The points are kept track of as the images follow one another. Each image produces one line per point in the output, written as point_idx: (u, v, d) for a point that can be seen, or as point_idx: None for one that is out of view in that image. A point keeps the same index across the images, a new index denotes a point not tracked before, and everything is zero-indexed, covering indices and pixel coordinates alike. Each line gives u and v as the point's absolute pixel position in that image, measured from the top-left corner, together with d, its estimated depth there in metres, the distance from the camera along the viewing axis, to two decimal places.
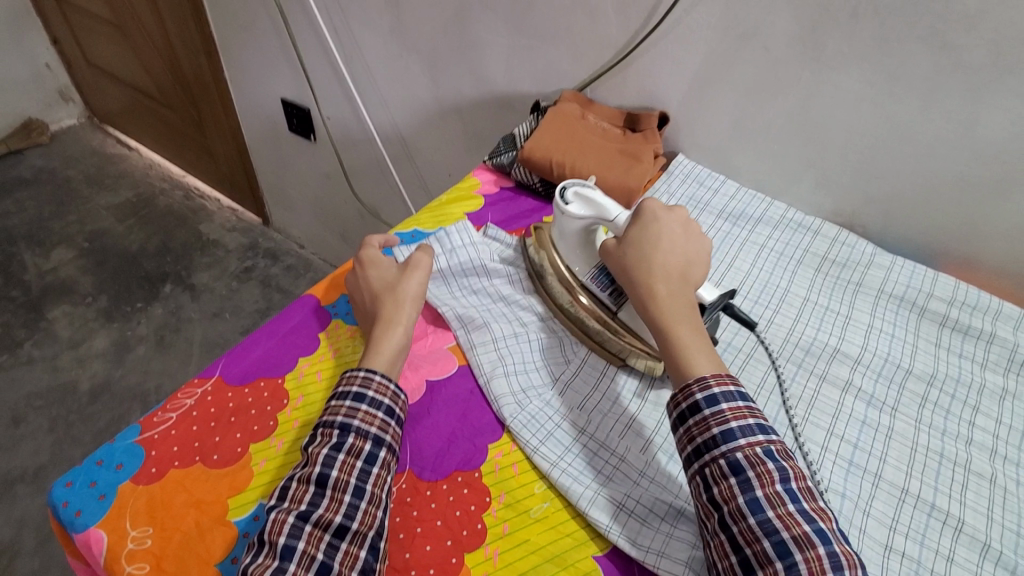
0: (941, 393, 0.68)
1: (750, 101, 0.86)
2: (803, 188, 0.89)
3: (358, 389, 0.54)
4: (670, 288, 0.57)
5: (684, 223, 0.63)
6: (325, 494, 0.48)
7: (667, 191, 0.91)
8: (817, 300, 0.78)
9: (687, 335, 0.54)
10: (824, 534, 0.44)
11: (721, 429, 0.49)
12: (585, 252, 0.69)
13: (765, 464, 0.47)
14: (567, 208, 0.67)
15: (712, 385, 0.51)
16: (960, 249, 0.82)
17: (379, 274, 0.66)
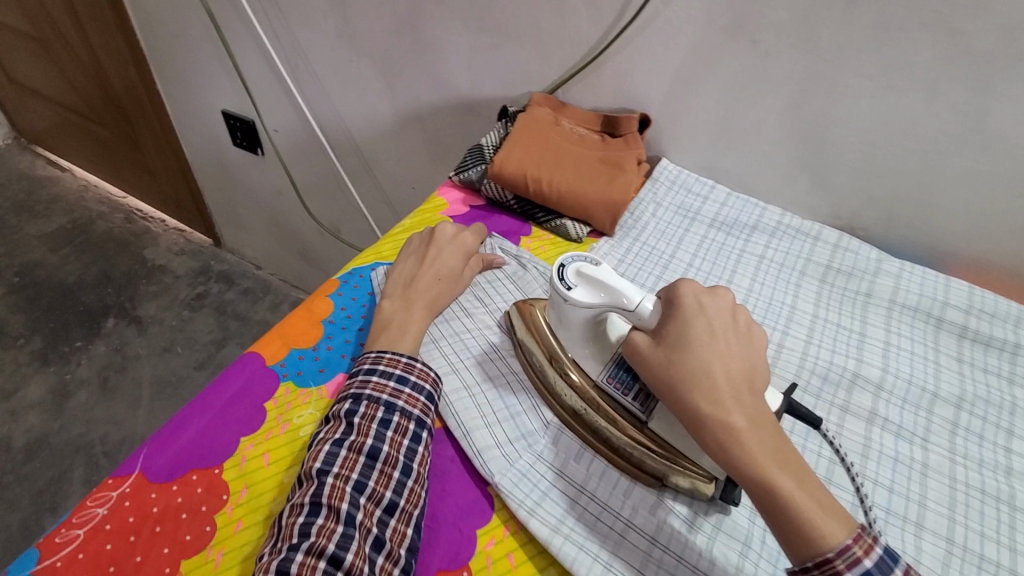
0: (973, 416, 0.61)
1: (738, 99, 0.78)
2: (799, 191, 0.82)
3: (414, 442, 0.50)
4: (748, 415, 0.44)
5: (732, 313, 0.49)
6: (378, 564, 0.44)
7: (654, 201, 0.83)
8: (827, 317, 0.70)
9: (791, 483, 0.41)
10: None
11: (839, 550, 0.39)
12: (596, 344, 0.55)
13: (886, 566, 0.40)
14: (569, 295, 0.53)
15: (861, 556, 0.39)
16: (969, 250, 0.76)
17: (450, 254, 0.65)
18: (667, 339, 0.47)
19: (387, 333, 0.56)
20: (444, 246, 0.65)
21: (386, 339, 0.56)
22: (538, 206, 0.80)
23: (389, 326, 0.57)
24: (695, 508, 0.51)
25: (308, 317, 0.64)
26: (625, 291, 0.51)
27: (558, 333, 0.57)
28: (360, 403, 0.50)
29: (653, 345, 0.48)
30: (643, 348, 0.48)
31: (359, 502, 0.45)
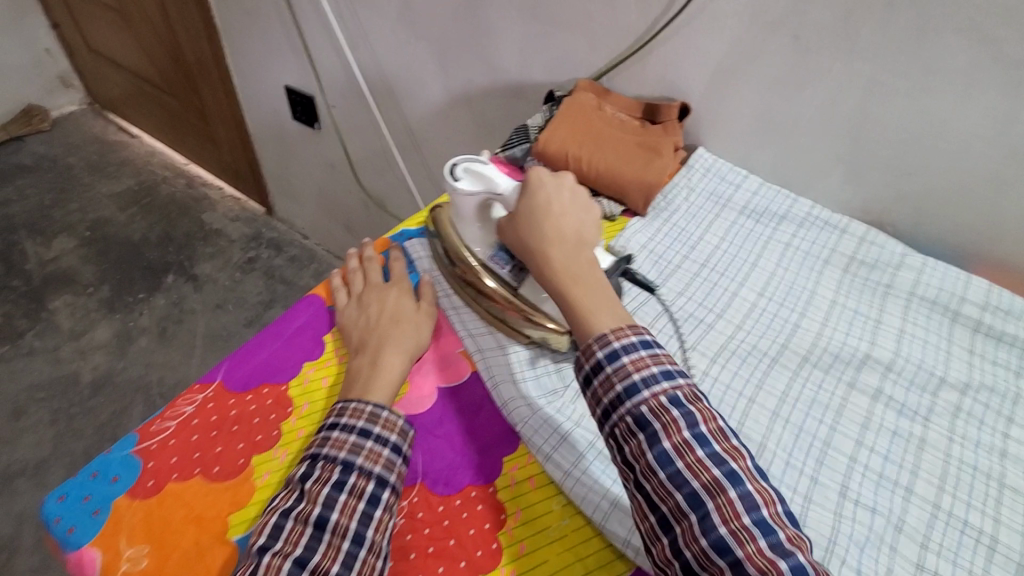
0: (974, 401, 0.65)
1: (775, 93, 0.82)
2: (830, 185, 0.85)
3: (397, 440, 0.51)
4: (565, 253, 0.55)
5: (571, 188, 0.59)
6: (359, 556, 0.44)
7: (687, 186, 0.87)
8: (845, 303, 0.74)
9: (582, 295, 0.52)
10: (751, 492, 0.43)
11: (626, 389, 0.47)
12: (484, 230, 0.65)
13: (664, 412, 0.45)
14: (458, 183, 0.62)
15: (612, 341, 0.49)
16: (996, 251, 0.78)
17: (397, 298, 0.63)
18: (517, 208, 0.58)
19: (356, 386, 0.55)
20: (383, 293, 0.64)
21: (357, 390, 0.54)
22: (577, 184, 0.86)
23: (357, 380, 0.55)
24: None
25: None
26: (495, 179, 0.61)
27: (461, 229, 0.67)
28: (341, 415, 0.51)
29: (508, 219, 0.60)
30: (504, 226, 0.59)
31: (338, 498, 0.46)
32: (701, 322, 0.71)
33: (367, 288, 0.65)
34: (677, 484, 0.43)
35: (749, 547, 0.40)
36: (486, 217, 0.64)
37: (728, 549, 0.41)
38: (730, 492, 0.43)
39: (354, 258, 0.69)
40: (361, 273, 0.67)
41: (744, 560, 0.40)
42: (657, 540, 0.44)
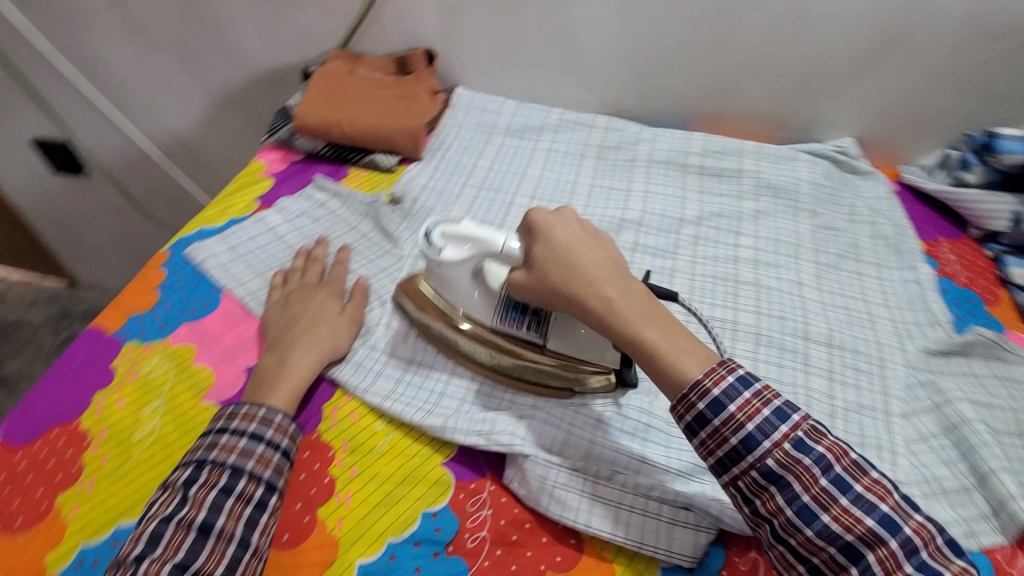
0: (708, 230, 0.79)
1: (497, 19, 0.90)
2: (570, 89, 0.96)
3: (256, 428, 0.50)
4: (618, 289, 0.50)
5: (579, 220, 0.54)
6: (207, 543, 0.44)
7: (456, 125, 0.95)
8: (601, 183, 0.86)
9: (658, 336, 0.47)
10: (845, 478, 0.42)
11: (711, 409, 0.44)
12: (482, 291, 0.59)
13: (770, 429, 0.43)
14: (444, 257, 0.58)
15: (710, 387, 0.45)
16: (706, 107, 0.93)
17: (322, 300, 0.64)
18: (531, 258, 0.52)
19: (263, 388, 0.55)
20: (309, 294, 0.65)
21: (263, 394, 0.54)
22: (349, 147, 0.88)
23: (264, 381, 0.56)
24: None
25: (143, 288, 0.69)
26: (486, 237, 0.56)
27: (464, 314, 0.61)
28: (229, 418, 0.51)
29: (524, 269, 0.54)
30: (519, 278, 0.54)
31: (188, 493, 0.46)
32: None
33: (298, 286, 0.66)
34: (770, 479, 0.43)
35: (880, 550, 0.40)
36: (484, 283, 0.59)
37: (815, 517, 0.41)
38: (839, 495, 0.41)
39: (298, 256, 0.71)
40: (299, 272, 0.69)
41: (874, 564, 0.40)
42: (753, 520, 0.45)
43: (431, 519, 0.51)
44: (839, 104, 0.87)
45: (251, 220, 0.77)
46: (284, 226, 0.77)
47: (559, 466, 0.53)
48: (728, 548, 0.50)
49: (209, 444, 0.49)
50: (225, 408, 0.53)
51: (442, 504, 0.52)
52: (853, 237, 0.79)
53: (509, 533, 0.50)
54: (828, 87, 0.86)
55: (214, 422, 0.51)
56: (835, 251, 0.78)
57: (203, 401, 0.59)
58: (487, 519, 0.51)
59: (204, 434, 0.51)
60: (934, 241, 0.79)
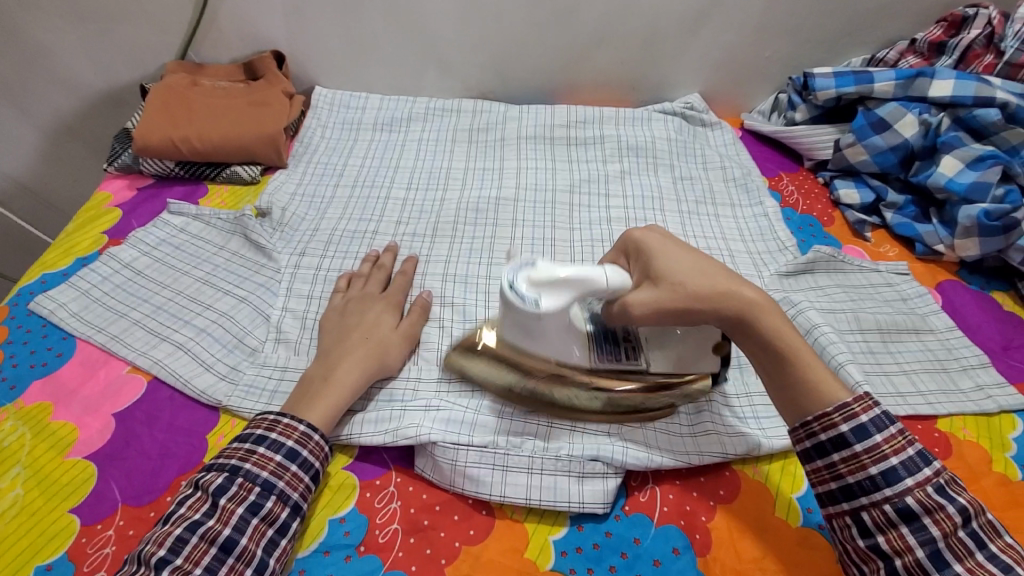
0: (579, 195, 0.84)
1: (344, 14, 0.87)
2: (433, 77, 0.96)
3: (294, 445, 0.49)
4: (754, 291, 0.46)
5: (674, 235, 0.50)
6: (227, 562, 0.43)
7: (320, 125, 0.92)
8: (476, 165, 0.88)
9: (808, 356, 0.45)
10: (981, 534, 0.40)
11: (855, 433, 0.43)
12: (571, 338, 0.50)
13: (915, 467, 0.42)
14: (540, 308, 0.45)
15: (860, 413, 0.43)
16: (564, 81, 0.96)
17: (379, 314, 0.62)
18: (651, 272, 0.46)
19: (305, 401, 0.53)
20: (367, 305, 0.63)
21: (302, 410, 0.53)
22: (204, 164, 0.83)
23: (308, 393, 0.54)
24: None
25: None
26: (585, 275, 0.44)
27: (534, 350, 0.51)
28: (272, 428, 0.50)
29: (644, 286, 0.46)
30: (639, 299, 0.45)
31: (218, 505, 0.45)
32: (366, 234, 0.77)
33: (360, 294, 0.65)
34: (901, 518, 0.42)
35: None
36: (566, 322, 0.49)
37: (945, 564, 0.40)
38: (976, 549, 0.40)
39: (365, 262, 0.70)
40: (364, 277, 0.68)
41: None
42: (863, 554, 0.43)
43: (338, 523, 0.50)
44: (680, 63, 0.94)
45: (101, 257, 0.71)
46: (141, 257, 0.72)
47: (469, 447, 0.53)
48: (628, 486, 0.54)
49: (247, 453, 0.48)
50: (256, 420, 0.51)
51: (348, 507, 0.51)
52: (708, 183, 0.86)
53: (420, 520, 0.51)
54: (668, 48, 0.92)
55: (256, 429, 0.50)
56: (695, 198, 0.84)
57: (68, 457, 0.53)
58: (397, 512, 0.51)
59: (238, 441, 0.49)
60: (776, 176, 0.88)
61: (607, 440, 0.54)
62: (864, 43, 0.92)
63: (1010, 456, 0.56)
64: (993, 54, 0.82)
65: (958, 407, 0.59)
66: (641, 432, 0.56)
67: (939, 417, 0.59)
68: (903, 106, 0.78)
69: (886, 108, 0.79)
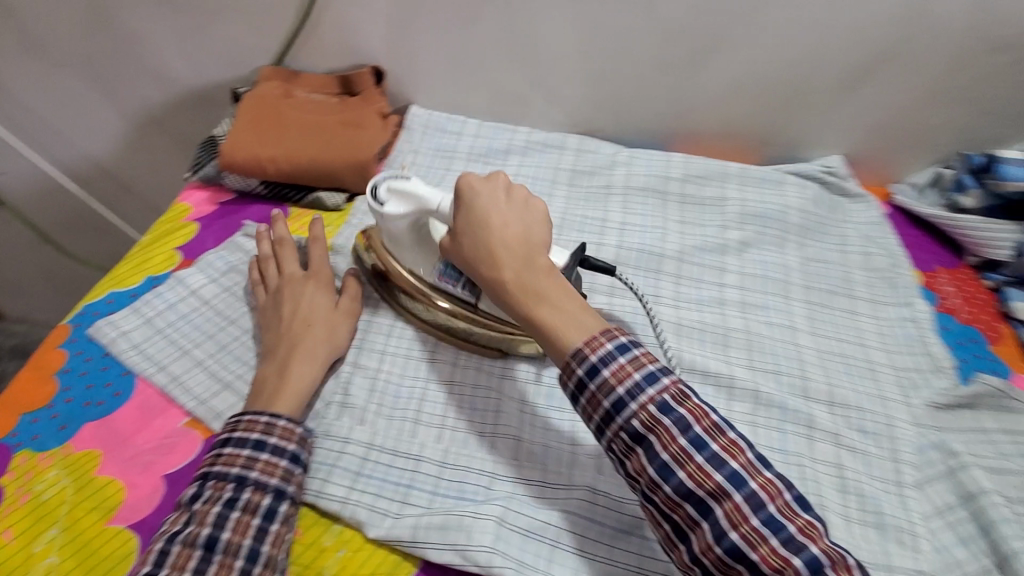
0: (690, 267, 0.73)
1: (453, 32, 0.80)
2: (538, 108, 0.87)
3: (258, 437, 0.49)
4: (515, 267, 0.50)
5: (507, 187, 0.55)
6: (213, 560, 0.43)
7: (411, 150, 0.86)
8: (575, 215, 0.79)
9: (546, 311, 0.48)
10: (703, 437, 0.41)
11: (619, 410, 0.43)
12: (421, 251, 0.61)
13: (637, 391, 0.43)
14: (385, 210, 0.58)
15: (587, 354, 0.45)
16: (684, 126, 0.85)
17: (312, 297, 0.61)
18: (461, 218, 0.54)
19: (267, 397, 0.53)
20: (299, 290, 0.61)
21: (279, 402, 0.52)
22: (289, 185, 0.78)
23: (265, 389, 0.54)
24: (475, 417, 0.57)
25: (40, 375, 0.58)
26: (424, 195, 0.57)
27: (396, 252, 0.63)
28: (234, 428, 0.50)
29: (450, 233, 0.55)
30: (445, 242, 0.55)
31: (193, 510, 0.45)
32: None
33: (282, 281, 0.62)
34: (636, 441, 0.43)
35: (762, 548, 0.39)
36: (423, 234, 0.60)
37: (671, 473, 0.41)
38: (698, 454, 0.41)
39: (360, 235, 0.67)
40: (274, 262, 0.65)
41: (721, 517, 0.40)
42: (629, 482, 0.45)
43: None
44: (826, 121, 0.81)
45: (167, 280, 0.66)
46: (210, 282, 0.66)
47: None
48: None
49: (216, 456, 0.48)
50: (226, 423, 0.51)
51: None
52: (845, 269, 0.73)
53: None
54: (815, 103, 0.79)
55: (224, 431, 0.50)
56: (827, 286, 0.72)
57: (110, 524, 0.49)
58: None
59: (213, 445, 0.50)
60: (931, 270, 0.74)
61: None
62: None
63: None
64: None
65: None
66: None
67: None
68: None
69: None
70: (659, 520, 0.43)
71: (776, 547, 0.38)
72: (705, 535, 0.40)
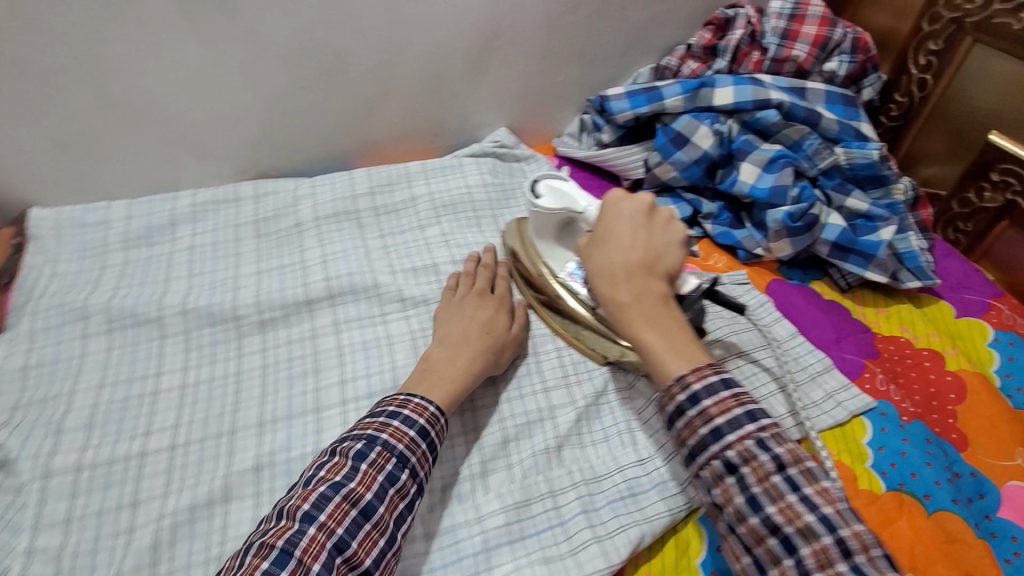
0: (404, 273, 0.72)
1: (35, 114, 0.67)
2: (192, 167, 0.78)
3: (426, 423, 0.51)
4: (631, 289, 0.50)
5: (653, 205, 0.55)
6: (365, 526, 0.44)
7: (48, 262, 0.70)
8: (270, 266, 0.72)
9: (653, 335, 0.47)
10: (798, 478, 0.40)
11: (712, 435, 0.42)
12: (564, 244, 0.66)
13: (738, 425, 0.42)
14: (540, 202, 0.62)
15: (693, 381, 0.44)
16: (356, 142, 0.84)
17: (489, 300, 0.64)
18: (597, 232, 0.55)
19: (423, 383, 0.55)
20: (483, 277, 0.67)
21: (427, 387, 0.55)
22: None
23: (424, 374, 0.56)
24: (197, 542, 0.51)
25: None
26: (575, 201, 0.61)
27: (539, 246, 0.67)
28: (404, 404, 0.52)
29: (587, 238, 0.56)
30: (580, 245, 0.56)
31: (357, 470, 0.46)
32: (144, 394, 0.60)
33: (474, 273, 0.67)
34: (728, 469, 0.42)
35: (814, 544, 0.38)
36: (569, 233, 0.65)
37: (760, 507, 0.40)
38: (789, 491, 0.40)
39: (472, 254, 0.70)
40: (469, 273, 0.67)
41: (808, 557, 0.38)
42: (711, 508, 0.43)
43: None
44: (478, 101, 0.87)
45: None
46: None
47: None
48: None
49: (382, 425, 0.50)
50: (392, 398, 0.53)
51: None
52: None
53: None
54: (460, 88, 0.84)
55: (388, 406, 0.52)
56: None
57: None
58: None
59: (372, 415, 0.51)
60: None
61: None
62: (647, 53, 0.91)
63: (870, 467, 0.55)
64: (758, 50, 0.83)
65: (815, 424, 0.58)
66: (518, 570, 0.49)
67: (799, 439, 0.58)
68: (695, 118, 0.76)
69: (681, 121, 0.77)
70: (738, 554, 0.41)
71: (828, 545, 0.38)
72: (757, 530, 0.40)
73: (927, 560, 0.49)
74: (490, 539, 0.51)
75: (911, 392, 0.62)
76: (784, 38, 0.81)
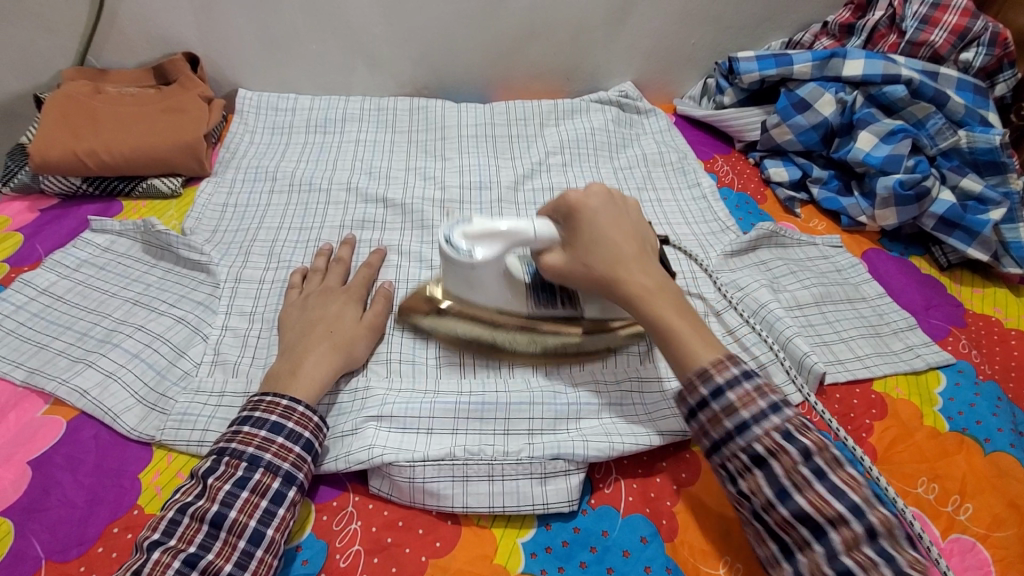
0: (525, 191, 0.82)
1: (258, 10, 0.83)
2: (363, 76, 0.92)
3: (278, 418, 0.49)
4: (643, 275, 0.50)
5: (623, 204, 0.55)
6: (219, 536, 0.44)
7: (247, 131, 0.87)
8: (416, 165, 0.85)
9: (680, 322, 0.48)
10: (825, 470, 0.41)
11: (734, 425, 0.43)
12: (511, 289, 0.58)
13: (762, 416, 0.43)
14: (474, 258, 0.55)
15: (714, 372, 0.45)
16: (497, 76, 0.95)
17: (341, 308, 0.61)
18: (573, 237, 0.53)
19: (283, 378, 0.53)
20: (327, 300, 0.62)
21: (284, 383, 0.52)
22: (116, 179, 0.78)
23: (282, 371, 0.54)
24: None
25: None
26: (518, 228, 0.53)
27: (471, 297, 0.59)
28: (254, 407, 0.49)
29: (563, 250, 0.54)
30: (552, 260, 0.54)
31: (206, 484, 0.45)
32: (309, 241, 0.74)
33: (320, 288, 0.63)
34: (753, 461, 0.42)
35: (843, 532, 0.39)
36: (511, 278, 0.58)
37: (789, 499, 0.40)
38: (819, 483, 0.40)
39: (321, 256, 0.68)
40: (321, 272, 0.67)
41: (835, 541, 0.39)
42: (734, 498, 0.44)
43: (295, 553, 0.49)
44: (611, 51, 0.95)
45: (13, 284, 0.65)
46: (60, 281, 0.66)
47: (424, 462, 0.52)
48: (592, 479, 0.55)
49: (233, 433, 0.48)
50: (246, 402, 0.51)
51: (304, 534, 0.50)
52: (646, 170, 0.87)
53: (383, 537, 0.50)
54: (597, 38, 0.93)
55: (242, 409, 0.50)
56: (635, 185, 0.84)
57: None
58: (357, 532, 0.51)
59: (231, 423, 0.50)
60: (710, 159, 0.90)
61: (567, 437, 0.55)
62: (782, 27, 0.95)
63: (937, 411, 0.59)
64: (896, 33, 0.85)
65: (891, 367, 0.62)
66: (603, 424, 0.56)
67: (874, 378, 0.62)
68: (821, 85, 0.81)
69: (806, 88, 0.82)
70: (764, 538, 0.43)
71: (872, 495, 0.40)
72: (756, 480, 0.42)
73: (976, 489, 0.53)
74: (580, 396, 0.58)
75: (993, 359, 0.65)
76: (924, 22, 0.83)
